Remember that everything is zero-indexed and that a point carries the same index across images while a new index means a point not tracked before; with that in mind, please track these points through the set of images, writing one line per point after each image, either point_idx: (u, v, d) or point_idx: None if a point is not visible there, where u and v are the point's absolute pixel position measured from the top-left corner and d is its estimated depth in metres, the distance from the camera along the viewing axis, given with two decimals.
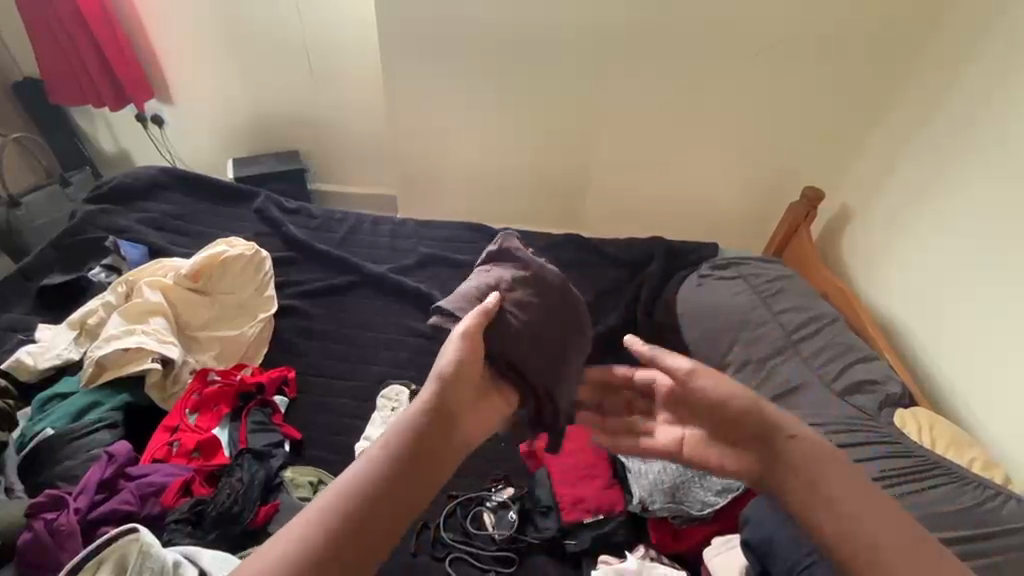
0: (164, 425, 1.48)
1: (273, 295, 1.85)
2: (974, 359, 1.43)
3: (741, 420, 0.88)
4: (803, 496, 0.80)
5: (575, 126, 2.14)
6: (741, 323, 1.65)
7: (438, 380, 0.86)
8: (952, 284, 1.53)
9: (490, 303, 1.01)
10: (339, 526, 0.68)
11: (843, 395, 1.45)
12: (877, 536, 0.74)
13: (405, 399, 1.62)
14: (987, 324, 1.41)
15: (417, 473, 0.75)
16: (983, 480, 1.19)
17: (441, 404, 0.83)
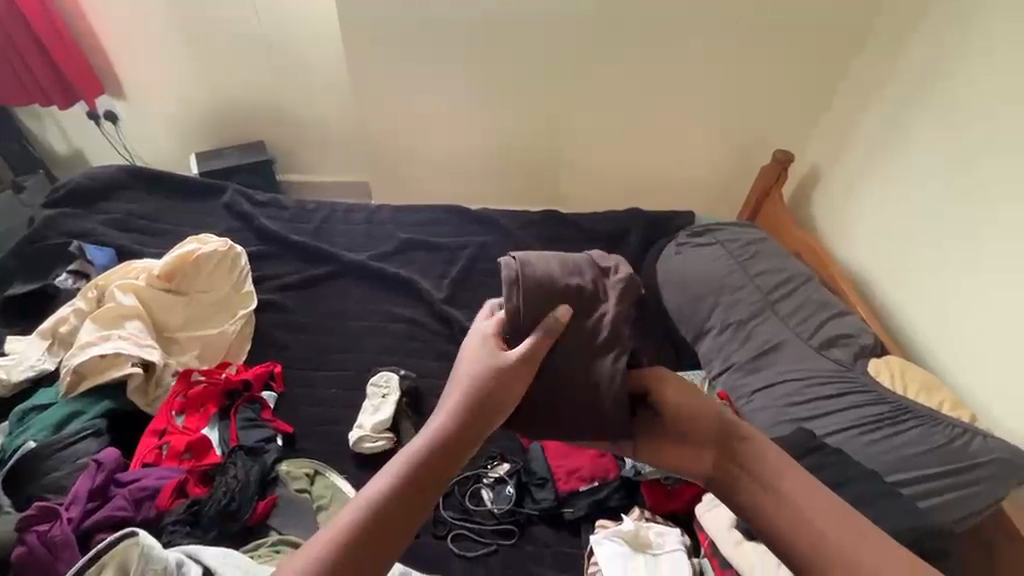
0: (151, 429, 1.45)
1: (251, 290, 1.82)
2: (948, 313, 1.47)
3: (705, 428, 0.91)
4: (752, 490, 0.83)
5: (548, 104, 2.12)
6: (719, 287, 1.69)
7: (473, 395, 0.84)
8: (925, 237, 1.55)
9: (559, 323, 0.94)
10: (361, 530, 0.72)
11: (820, 350, 1.50)
12: (808, 514, 0.78)
13: (395, 384, 1.62)
14: (962, 277, 1.44)
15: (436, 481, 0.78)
16: (953, 419, 1.24)
17: (469, 419, 0.82)
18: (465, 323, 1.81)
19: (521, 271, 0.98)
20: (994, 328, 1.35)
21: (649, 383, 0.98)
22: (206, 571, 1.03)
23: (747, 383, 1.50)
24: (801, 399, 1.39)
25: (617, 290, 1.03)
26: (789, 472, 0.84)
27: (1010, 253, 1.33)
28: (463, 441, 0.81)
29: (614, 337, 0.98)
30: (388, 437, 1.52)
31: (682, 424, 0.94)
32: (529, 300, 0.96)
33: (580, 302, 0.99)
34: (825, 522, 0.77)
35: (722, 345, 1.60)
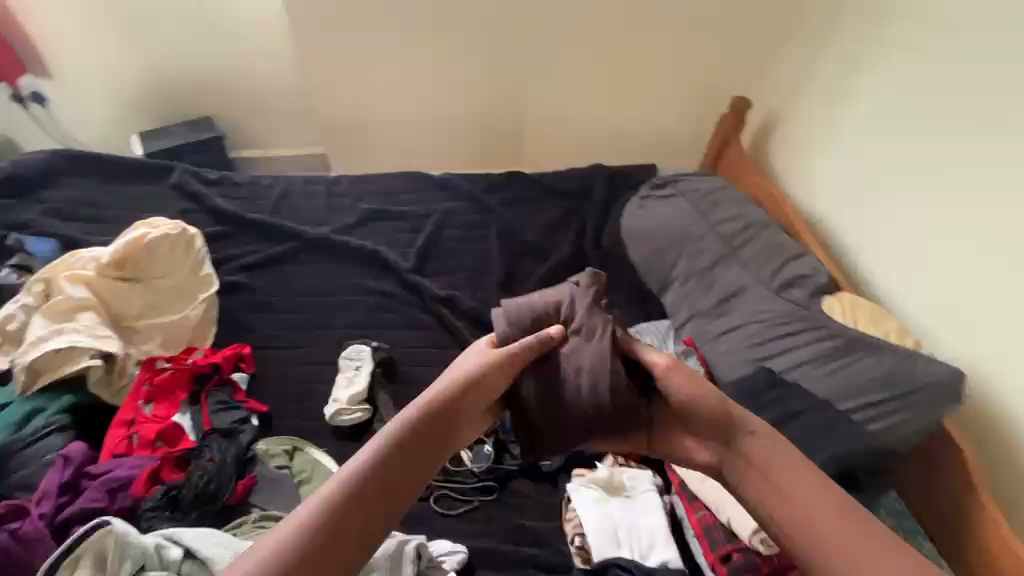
0: (118, 420, 1.41)
1: (211, 272, 1.76)
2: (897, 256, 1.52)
3: (714, 421, 1.01)
4: (757, 484, 0.94)
5: (506, 63, 2.08)
6: (680, 238, 1.73)
7: (457, 383, 1.00)
8: (878, 183, 1.58)
9: (552, 331, 1.09)
10: (359, 485, 0.83)
11: (779, 291, 1.54)
12: (797, 500, 0.89)
13: (368, 356, 1.62)
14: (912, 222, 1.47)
15: (423, 450, 0.92)
16: (900, 347, 1.31)
17: (453, 404, 0.98)
18: (435, 291, 1.80)
19: (509, 311, 1.12)
20: (943, 269, 1.39)
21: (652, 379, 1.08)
22: (188, 552, 0.99)
23: (711, 328, 1.54)
24: (761, 339, 1.44)
25: (592, 302, 1.12)
26: (782, 452, 0.96)
27: (958, 196, 1.36)
28: (441, 423, 0.96)
29: (598, 334, 1.08)
30: (365, 409, 1.52)
31: (689, 412, 1.03)
32: (516, 323, 1.10)
33: (564, 316, 1.11)
34: (799, 490, 0.90)
35: (686, 294, 1.64)
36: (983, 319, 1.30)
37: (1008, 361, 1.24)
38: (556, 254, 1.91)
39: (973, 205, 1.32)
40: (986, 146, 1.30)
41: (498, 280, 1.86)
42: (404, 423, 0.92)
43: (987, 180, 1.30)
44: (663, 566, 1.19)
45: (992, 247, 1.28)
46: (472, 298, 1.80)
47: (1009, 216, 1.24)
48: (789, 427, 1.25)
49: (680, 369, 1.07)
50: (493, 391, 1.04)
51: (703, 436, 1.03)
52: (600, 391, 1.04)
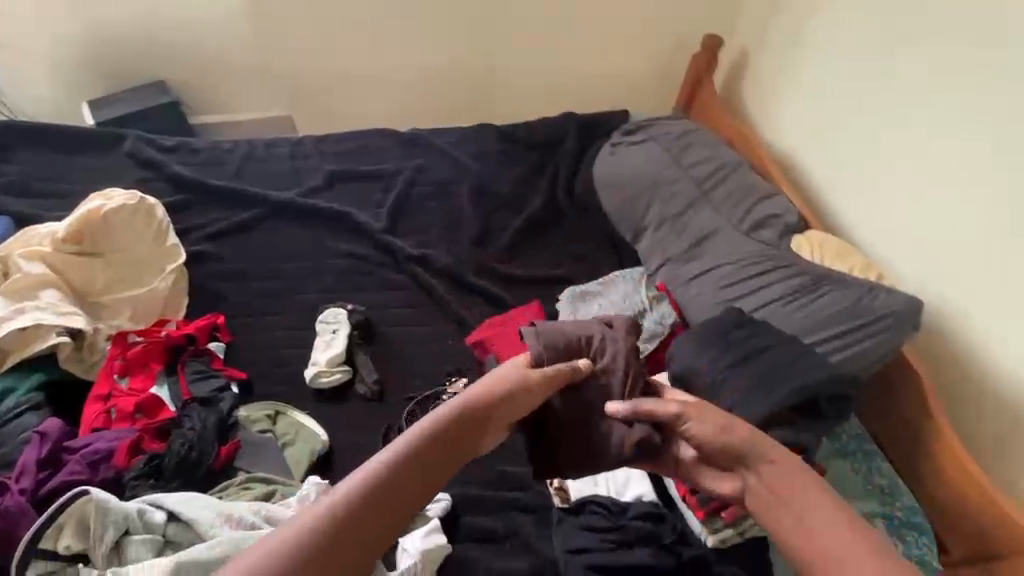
0: (94, 395, 1.40)
1: (177, 243, 1.71)
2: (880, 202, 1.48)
3: (732, 453, 1.00)
4: (777, 514, 0.91)
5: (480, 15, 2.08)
6: (652, 184, 1.72)
7: (489, 391, 1.02)
8: (859, 117, 1.54)
9: (581, 362, 1.14)
10: (385, 480, 0.85)
11: (750, 232, 1.55)
12: (818, 532, 0.85)
13: (344, 319, 1.62)
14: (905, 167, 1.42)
15: (451, 453, 0.94)
16: (862, 280, 1.34)
17: (485, 410, 1.00)
18: (408, 251, 1.79)
19: (540, 340, 1.15)
20: (915, 204, 1.40)
21: (670, 418, 1.06)
22: (172, 516, 1.00)
23: (683, 272, 1.55)
24: (733, 280, 1.46)
25: (624, 340, 1.20)
26: (824, 500, 0.89)
27: (952, 134, 1.32)
28: (470, 426, 0.98)
29: (631, 373, 1.16)
30: (345, 370, 1.53)
31: (711, 447, 1.02)
32: (548, 352, 1.14)
33: (598, 350, 1.17)
34: (836, 541, 0.82)
35: (659, 240, 1.64)
36: (962, 252, 1.30)
37: (989, 290, 1.25)
38: (530, 207, 1.89)
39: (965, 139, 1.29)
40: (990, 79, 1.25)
41: (472, 235, 1.84)
42: (437, 423, 0.94)
43: (985, 113, 1.26)
44: (638, 500, 1.24)
45: (986, 185, 1.25)
46: (446, 256, 1.78)
47: (1009, 145, 1.22)
48: (754, 362, 1.22)
49: (698, 410, 1.05)
50: (523, 407, 1.06)
51: (727, 468, 1.02)
52: (626, 433, 1.10)
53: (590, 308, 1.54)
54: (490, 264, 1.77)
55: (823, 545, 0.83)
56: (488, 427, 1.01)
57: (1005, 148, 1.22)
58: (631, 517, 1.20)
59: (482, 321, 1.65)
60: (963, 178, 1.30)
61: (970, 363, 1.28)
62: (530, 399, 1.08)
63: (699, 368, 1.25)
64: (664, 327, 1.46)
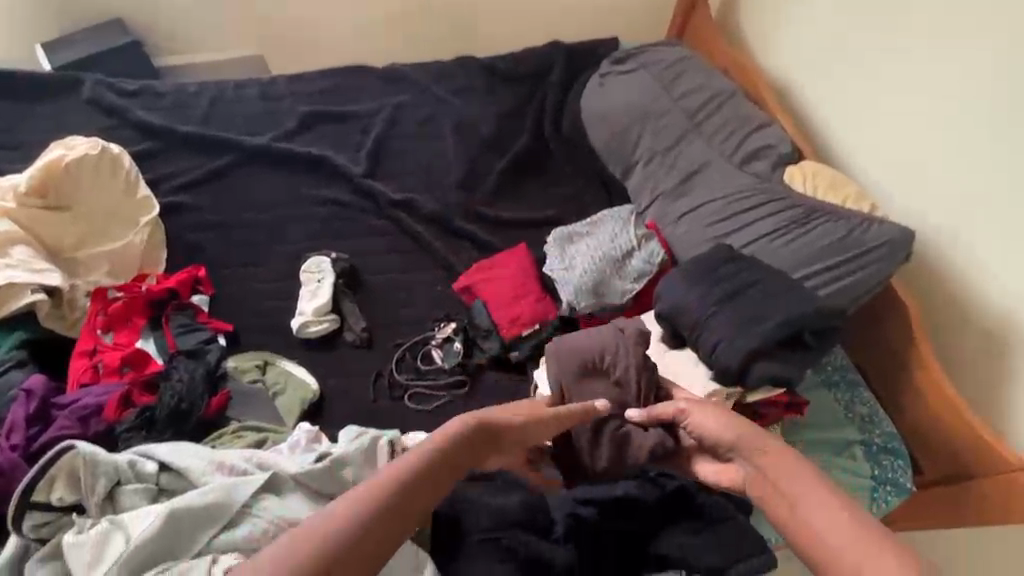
0: (78, 351, 1.38)
1: (148, 195, 1.65)
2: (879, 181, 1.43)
3: (728, 448, 0.99)
4: (771, 499, 0.87)
5: None
6: (642, 117, 1.64)
7: (506, 416, 1.07)
8: (860, 62, 1.46)
9: (599, 403, 1.14)
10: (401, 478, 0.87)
11: (742, 165, 1.50)
12: (812, 521, 0.80)
13: (328, 268, 1.59)
14: (907, 155, 1.36)
15: (462, 464, 0.97)
16: (855, 212, 1.31)
17: (497, 432, 1.04)
18: (390, 195, 1.73)
19: (557, 360, 1.22)
20: (910, 156, 1.35)
21: (670, 418, 1.10)
22: (163, 467, 1.01)
23: (673, 210, 1.50)
24: (723, 217, 1.42)
25: (637, 356, 1.20)
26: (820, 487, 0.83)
27: (955, 131, 1.26)
28: (486, 437, 1.02)
29: (642, 385, 1.18)
30: (332, 318, 1.51)
31: (711, 442, 1.02)
32: (560, 369, 1.21)
33: (610, 367, 1.20)
34: (836, 533, 0.77)
35: (650, 175, 1.58)
36: (955, 197, 1.27)
37: (977, 234, 1.23)
38: (515, 145, 1.82)
39: (973, 133, 1.23)
40: (1001, 76, 1.18)
41: (457, 177, 1.77)
42: (457, 430, 0.98)
43: (983, 94, 1.21)
44: None
45: (985, 185, 1.21)
46: (430, 200, 1.73)
47: (1006, 131, 1.17)
48: (740, 299, 1.20)
49: (701, 409, 1.05)
50: (532, 438, 1.10)
51: (724, 455, 1.01)
52: (640, 438, 1.16)
53: (578, 249, 1.49)
54: (476, 206, 1.72)
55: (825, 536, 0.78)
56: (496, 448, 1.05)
57: (1008, 148, 1.17)
58: None
59: (469, 266, 1.63)
60: (966, 175, 1.25)
61: (961, 299, 1.26)
62: (541, 429, 1.10)
63: (687, 302, 1.22)
64: (653, 267, 1.43)
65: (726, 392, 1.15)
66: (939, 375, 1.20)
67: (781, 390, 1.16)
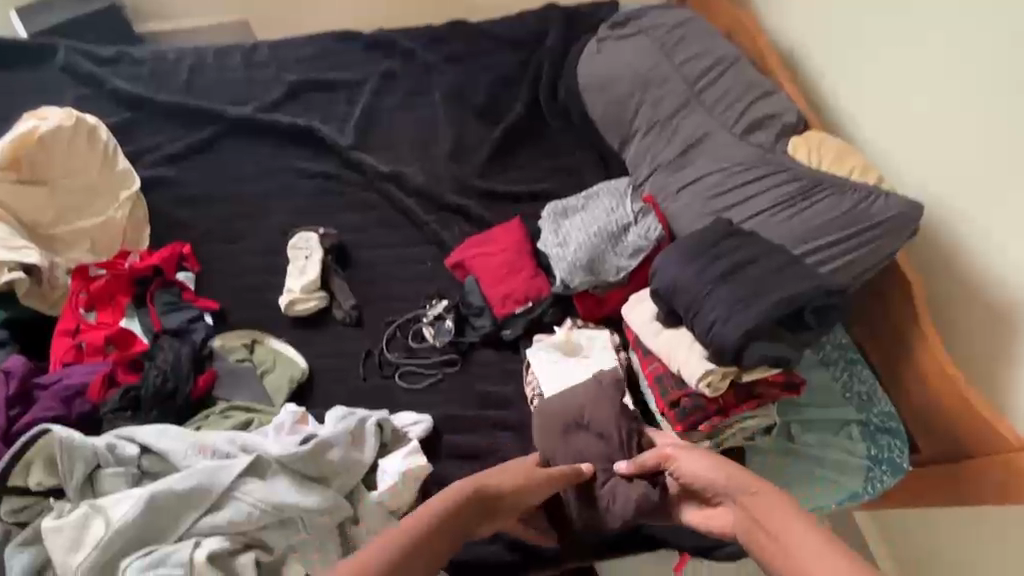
0: (60, 330, 1.36)
1: (129, 168, 1.61)
2: (886, 161, 1.38)
3: (718, 492, 0.99)
4: (762, 544, 0.87)
5: None
6: (641, 84, 1.56)
7: (497, 475, 1.05)
8: (868, 37, 1.39)
9: (585, 466, 1.12)
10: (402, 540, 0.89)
11: (743, 136, 1.43)
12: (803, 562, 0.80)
13: (316, 244, 1.54)
14: (910, 141, 1.32)
15: (456, 530, 0.95)
16: (861, 184, 1.26)
17: (490, 496, 1.01)
18: (380, 168, 1.67)
19: (538, 418, 1.20)
20: (914, 139, 1.30)
21: (655, 464, 1.08)
22: (144, 450, 1.01)
23: (672, 182, 1.44)
24: (723, 190, 1.36)
25: (616, 404, 1.17)
26: (800, 519, 0.86)
27: (950, 133, 1.23)
28: (479, 506, 1.00)
29: (621, 433, 1.15)
30: (321, 295, 1.47)
31: (698, 486, 1.02)
32: (546, 432, 1.17)
33: (593, 423, 1.16)
34: (814, 558, 0.79)
35: (648, 146, 1.52)
36: (953, 184, 1.23)
37: (976, 220, 1.19)
38: (509, 116, 1.75)
39: (971, 124, 1.18)
40: (996, 70, 1.13)
41: (448, 149, 1.70)
42: (455, 494, 0.97)
43: (979, 95, 1.16)
44: None
45: (978, 191, 1.18)
46: (421, 173, 1.67)
47: (999, 134, 1.13)
48: (741, 276, 1.15)
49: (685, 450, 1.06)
50: (527, 502, 1.05)
51: (714, 502, 1.01)
52: (623, 490, 1.11)
53: (573, 224, 1.44)
54: (468, 179, 1.66)
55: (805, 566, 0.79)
56: (490, 513, 1.01)
57: (1005, 151, 1.12)
58: None
59: (461, 241, 1.57)
60: (957, 177, 1.22)
61: (964, 278, 1.22)
62: (533, 491, 1.05)
63: (684, 277, 1.17)
64: (649, 242, 1.37)
65: (724, 370, 1.11)
66: (942, 354, 1.16)
67: (776, 371, 1.12)
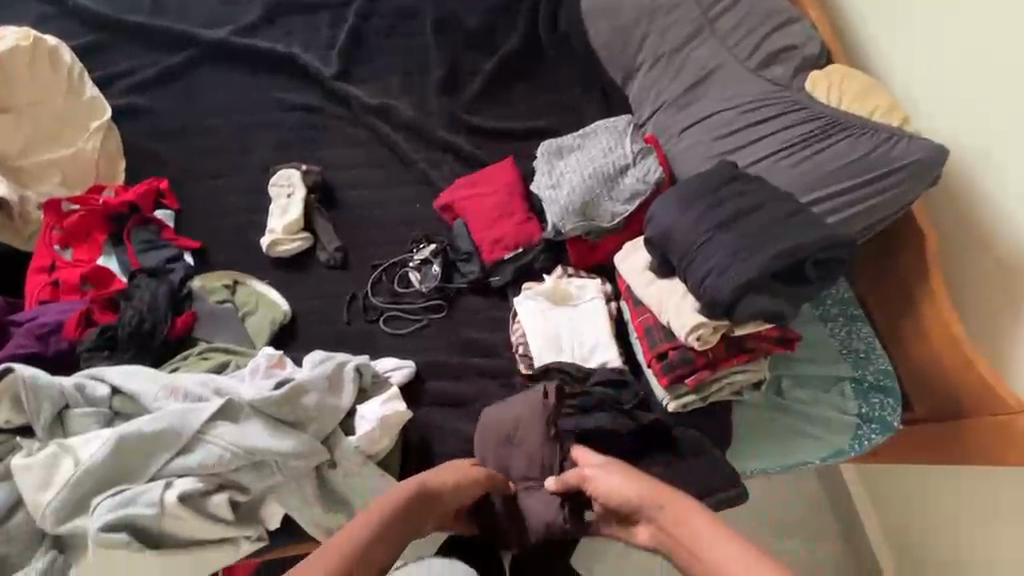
0: (36, 267, 1.32)
1: (97, 95, 1.51)
2: (915, 100, 1.25)
3: (638, 509, 0.99)
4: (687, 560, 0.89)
5: None
6: (650, 10, 1.41)
7: (437, 472, 1.04)
8: None
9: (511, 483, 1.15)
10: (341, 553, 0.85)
11: (758, 70, 1.30)
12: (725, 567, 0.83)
13: (298, 182, 1.46)
14: (942, 80, 1.19)
15: (397, 534, 0.94)
16: (883, 125, 1.15)
17: (429, 492, 1.00)
18: (365, 101, 1.56)
19: (479, 431, 1.17)
20: (949, 78, 1.18)
21: (575, 483, 1.07)
22: (116, 390, 1.05)
23: (677, 121, 1.33)
24: (732, 130, 1.25)
25: (547, 426, 1.13)
26: (715, 528, 0.89)
27: (990, 69, 1.10)
28: (425, 502, 1.00)
29: (544, 452, 1.13)
30: (305, 236, 1.42)
31: (617, 504, 1.02)
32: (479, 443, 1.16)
33: (522, 440, 1.13)
34: (741, 573, 0.80)
35: (654, 81, 1.39)
36: (985, 126, 1.11)
37: (1003, 170, 1.09)
38: (505, 46, 1.61)
39: (1014, 60, 1.05)
40: None
41: (439, 82, 1.58)
42: (400, 495, 0.97)
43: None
44: (602, 367, 1.21)
45: (1012, 134, 1.07)
46: (409, 106, 1.56)
47: None
48: (743, 222, 1.08)
49: (603, 471, 1.04)
50: (461, 497, 1.05)
51: (633, 519, 1.02)
52: (539, 506, 1.12)
53: (568, 166, 1.35)
54: (459, 114, 1.55)
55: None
56: (431, 508, 1.01)
57: None
58: (594, 384, 1.19)
59: (451, 182, 1.49)
60: (991, 118, 1.10)
61: (982, 232, 1.13)
62: (472, 484, 1.06)
63: (682, 224, 1.10)
64: (648, 186, 1.28)
65: (715, 323, 1.07)
66: (950, 314, 1.10)
67: (770, 326, 1.08)
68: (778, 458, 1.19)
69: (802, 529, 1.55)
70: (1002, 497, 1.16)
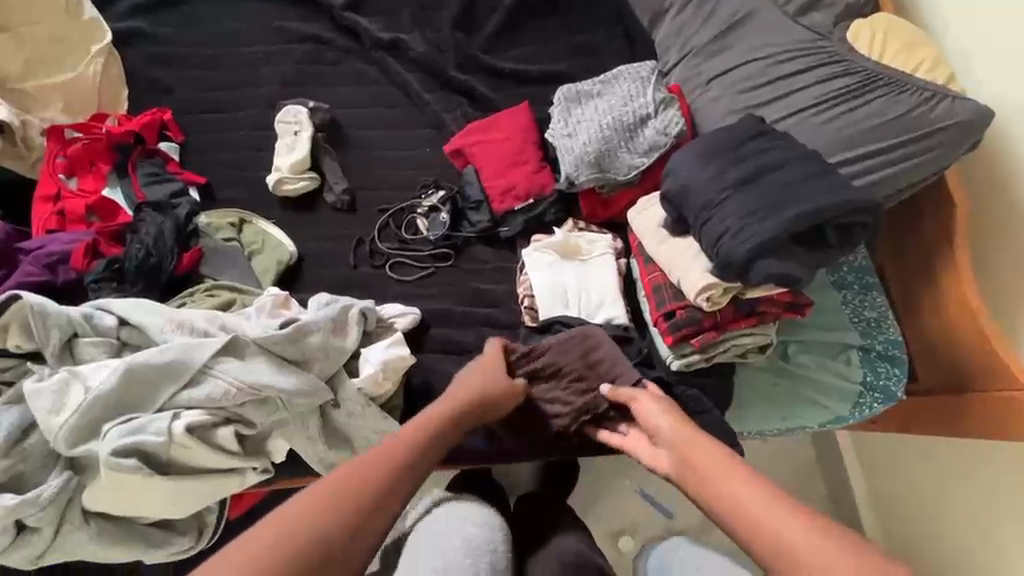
0: (42, 196, 1.31)
1: (96, 17, 1.45)
2: (966, 57, 1.16)
3: (658, 436, 1.00)
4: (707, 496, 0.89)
5: None
6: None
7: (478, 386, 1.07)
8: None
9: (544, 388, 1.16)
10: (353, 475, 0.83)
11: (797, 17, 1.20)
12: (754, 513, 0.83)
13: (305, 120, 1.41)
14: (996, 35, 1.10)
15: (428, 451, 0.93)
16: (926, 83, 1.08)
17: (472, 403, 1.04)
18: (377, 35, 1.48)
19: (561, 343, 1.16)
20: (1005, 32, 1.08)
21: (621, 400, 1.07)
22: (122, 321, 1.07)
23: (704, 71, 1.25)
24: (763, 82, 1.18)
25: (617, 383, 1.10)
26: (738, 476, 0.88)
27: None
28: (466, 415, 1.02)
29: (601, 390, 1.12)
30: (311, 177, 1.38)
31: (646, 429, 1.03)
32: (557, 347, 1.16)
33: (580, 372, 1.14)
34: (773, 521, 0.81)
35: (683, 24, 1.29)
36: None
37: None
38: None
39: None
40: None
41: (454, 17, 1.49)
42: (437, 416, 0.99)
43: None
44: (608, 323, 1.21)
45: None
46: (422, 43, 1.48)
47: None
48: (762, 180, 1.03)
49: (653, 397, 1.05)
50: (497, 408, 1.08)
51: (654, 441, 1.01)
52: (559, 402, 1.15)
53: (585, 114, 1.29)
54: (474, 53, 1.47)
55: (772, 528, 0.81)
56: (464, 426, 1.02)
57: None
58: None
59: (463, 126, 1.43)
60: None
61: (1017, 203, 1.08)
62: (507, 399, 1.09)
63: (699, 179, 1.06)
64: (668, 139, 1.22)
65: (726, 286, 1.05)
66: (972, 288, 1.07)
67: (786, 291, 1.05)
68: (777, 422, 1.19)
69: (789, 487, 1.60)
70: (1003, 481, 1.18)
